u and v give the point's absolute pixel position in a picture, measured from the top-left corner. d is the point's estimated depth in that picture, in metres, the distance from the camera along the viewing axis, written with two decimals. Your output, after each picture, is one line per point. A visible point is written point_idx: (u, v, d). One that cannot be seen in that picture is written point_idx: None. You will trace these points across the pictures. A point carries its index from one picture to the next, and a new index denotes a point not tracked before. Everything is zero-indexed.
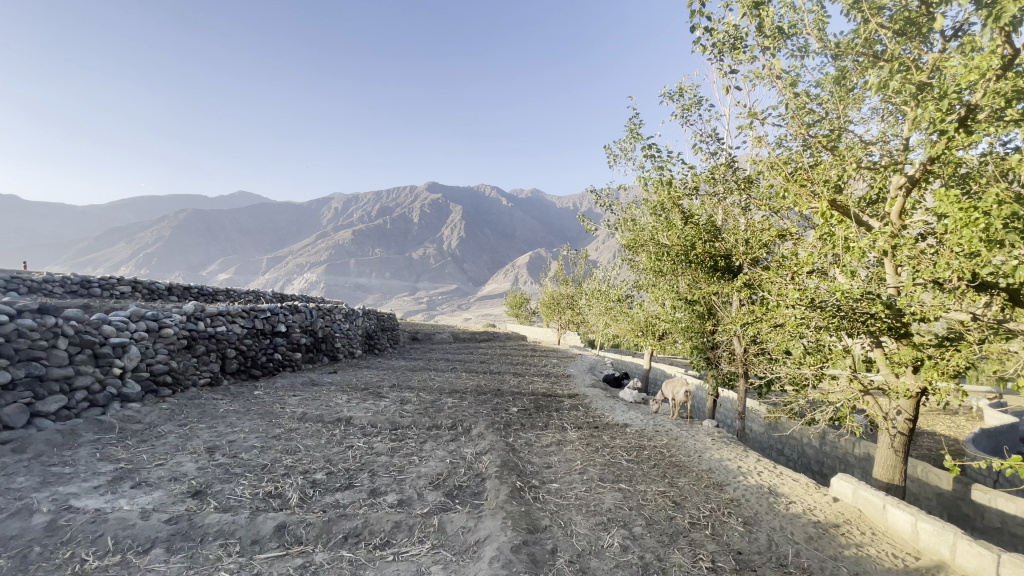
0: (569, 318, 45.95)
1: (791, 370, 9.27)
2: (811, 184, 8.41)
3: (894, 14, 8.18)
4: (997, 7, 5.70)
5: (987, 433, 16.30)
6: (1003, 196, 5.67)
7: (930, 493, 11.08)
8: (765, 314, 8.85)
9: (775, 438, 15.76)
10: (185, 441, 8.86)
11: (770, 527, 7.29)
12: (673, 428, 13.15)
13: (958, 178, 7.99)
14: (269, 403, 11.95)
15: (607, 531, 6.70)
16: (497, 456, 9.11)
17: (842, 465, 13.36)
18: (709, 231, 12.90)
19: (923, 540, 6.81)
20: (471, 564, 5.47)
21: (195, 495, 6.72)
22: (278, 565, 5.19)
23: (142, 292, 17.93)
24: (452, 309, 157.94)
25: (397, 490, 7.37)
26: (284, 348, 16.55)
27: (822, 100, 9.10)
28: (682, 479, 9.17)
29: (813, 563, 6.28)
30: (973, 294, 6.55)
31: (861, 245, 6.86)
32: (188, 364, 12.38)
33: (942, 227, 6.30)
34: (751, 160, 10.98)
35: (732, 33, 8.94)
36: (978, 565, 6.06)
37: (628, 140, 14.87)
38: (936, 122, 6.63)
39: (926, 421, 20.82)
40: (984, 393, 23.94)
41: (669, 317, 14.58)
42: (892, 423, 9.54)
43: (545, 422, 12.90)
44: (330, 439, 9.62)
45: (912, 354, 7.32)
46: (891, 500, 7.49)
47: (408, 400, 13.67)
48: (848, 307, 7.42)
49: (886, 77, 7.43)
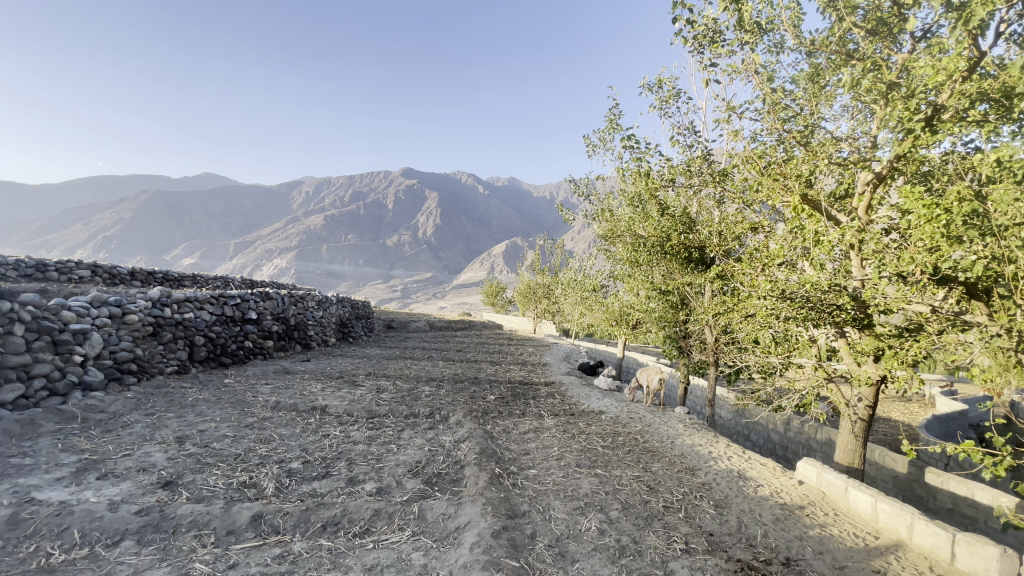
0: (545, 307, 46.34)
1: (759, 359, 9.54)
2: (783, 178, 8.67)
3: (867, 14, 8.43)
4: (967, 10, 5.92)
5: (939, 419, 17.24)
6: (965, 193, 5.92)
7: (887, 476, 11.72)
8: (736, 304, 9.11)
9: (743, 424, 16.34)
10: (153, 430, 8.59)
11: (739, 510, 7.57)
12: (646, 415, 13.44)
13: (922, 176, 8.31)
14: (240, 392, 11.66)
15: (584, 515, 6.83)
16: (476, 444, 9.16)
17: (806, 451, 13.92)
18: (684, 223, 13.10)
19: (882, 520, 7.20)
20: (452, 550, 5.50)
21: (165, 486, 6.54)
22: (255, 556, 5.10)
23: (104, 277, 17.16)
24: (428, 297, 156.71)
25: (376, 478, 7.33)
26: (255, 335, 16.14)
27: (796, 96, 9.31)
28: (656, 464, 9.40)
29: (779, 543, 6.56)
30: (934, 288, 6.82)
31: (830, 238, 7.10)
32: (153, 352, 11.95)
33: (906, 223, 6.58)
34: (727, 154, 11.18)
35: (712, 27, 9.06)
36: (934, 544, 6.45)
37: (606, 130, 14.97)
38: (904, 121, 6.85)
39: (882, 409, 21.87)
40: (937, 381, 25.27)
41: (644, 307, 14.85)
42: (853, 410, 9.97)
43: (523, 409, 12.99)
44: (305, 427, 9.46)
45: (873, 344, 7.65)
46: (853, 482, 7.87)
47: (385, 388, 13.57)
48: (817, 298, 7.69)
49: (857, 76, 7.63)
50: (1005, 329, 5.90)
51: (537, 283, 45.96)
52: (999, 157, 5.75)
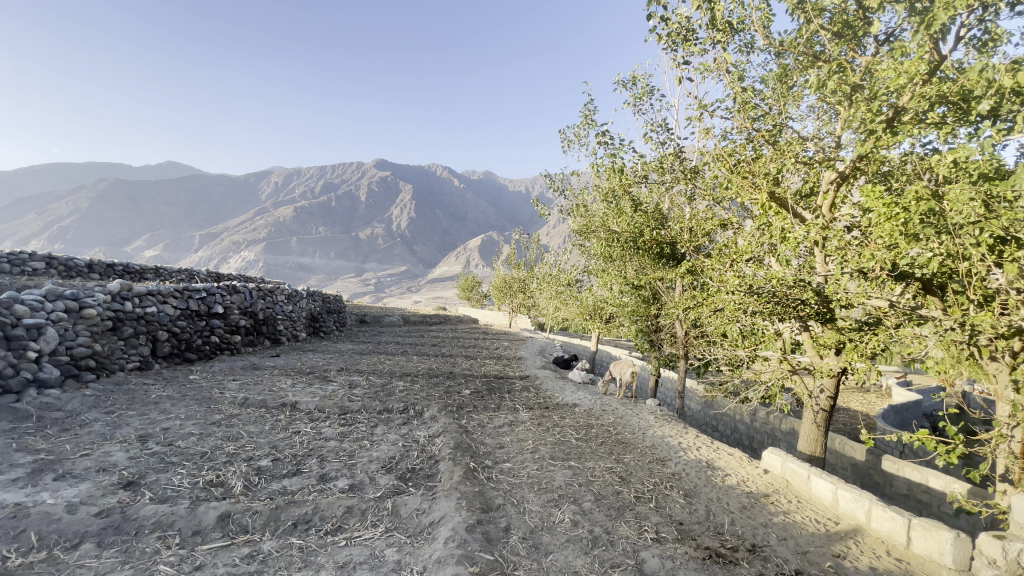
0: (520, 301, 46.56)
1: (727, 352, 9.75)
2: (752, 177, 8.94)
3: (833, 17, 8.65)
4: (929, 14, 6.15)
5: (896, 409, 18.07)
6: (921, 193, 6.21)
7: (846, 463, 12.23)
8: (706, 299, 9.31)
9: (711, 415, 16.78)
10: (113, 429, 8.24)
11: (708, 499, 7.79)
12: (619, 407, 13.66)
13: (882, 175, 8.59)
14: (206, 388, 11.33)
15: (558, 507, 6.91)
16: (451, 438, 9.13)
17: (771, 440, 14.39)
18: (656, 219, 13.30)
19: (842, 506, 7.53)
20: (426, 545, 5.49)
21: (127, 486, 6.30)
22: (223, 556, 4.98)
23: (59, 269, 16.34)
24: (402, 292, 155.29)
25: (349, 474, 7.25)
26: (221, 330, 15.65)
27: (765, 95, 9.52)
28: (628, 456, 9.57)
29: (745, 531, 6.77)
30: (892, 283, 7.10)
31: (795, 235, 7.38)
32: (113, 348, 11.48)
33: (867, 220, 6.86)
34: (698, 151, 11.37)
35: (685, 25, 9.18)
36: (890, 529, 6.77)
37: (581, 126, 15.04)
38: (867, 122, 7.12)
39: (842, 400, 22.82)
40: (893, 373, 26.47)
41: (617, 301, 15.03)
42: (815, 401, 10.34)
43: (498, 403, 13.01)
44: (274, 424, 9.25)
45: (835, 337, 7.96)
46: (815, 470, 8.19)
47: (357, 384, 13.39)
48: (782, 293, 7.93)
49: (823, 77, 7.84)
50: (958, 323, 6.16)
51: (512, 278, 46.02)
52: (954, 158, 6.03)
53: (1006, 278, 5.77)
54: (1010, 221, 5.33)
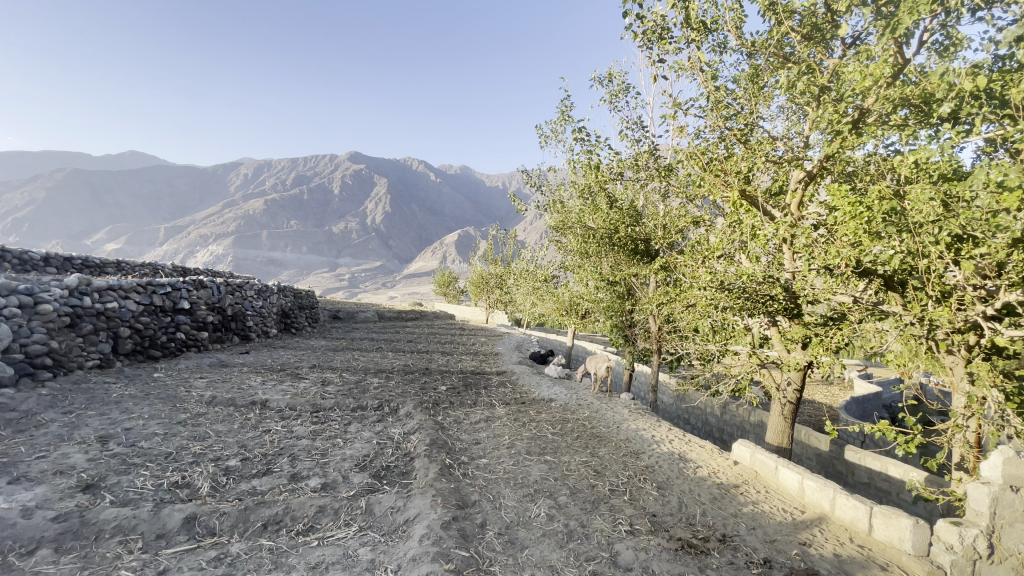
0: (497, 296, 46.62)
1: (698, 346, 9.93)
2: (724, 175, 9.13)
3: (803, 19, 8.83)
4: (894, 19, 6.34)
5: (857, 401, 18.78)
6: (885, 192, 6.43)
7: (811, 454, 12.63)
8: (678, 294, 9.46)
9: (683, 408, 17.13)
10: (71, 430, 7.89)
11: (680, 491, 7.94)
12: (594, 401, 13.79)
13: (847, 175, 8.87)
14: (172, 387, 10.95)
15: (534, 502, 6.94)
16: (426, 435, 9.06)
17: (740, 432, 14.76)
18: (631, 216, 13.43)
19: (807, 496, 7.78)
20: (401, 543, 5.43)
21: (87, 489, 6.03)
22: (188, 559, 4.82)
23: (13, 262, 15.52)
24: (378, 287, 153.66)
25: (321, 473, 7.11)
26: (187, 326, 15.14)
27: (737, 95, 9.66)
28: (602, 449, 9.68)
29: (716, 521, 6.94)
30: (856, 280, 7.32)
31: (765, 233, 7.59)
32: (71, 345, 10.98)
33: (833, 219, 7.08)
34: (672, 149, 11.48)
35: (660, 23, 9.25)
36: (853, 516, 7.03)
37: (558, 122, 15.08)
38: (834, 123, 7.34)
39: (808, 392, 23.62)
40: (856, 366, 27.46)
41: (592, 297, 15.12)
42: (782, 394, 10.64)
43: (474, 399, 12.97)
44: (243, 423, 9.00)
45: (802, 332, 8.19)
46: (782, 461, 8.44)
47: (330, 381, 13.15)
48: (752, 289, 8.11)
49: (793, 78, 8.03)
50: (917, 318, 6.40)
51: (489, 274, 46.00)
52: (915, 159, 6.25)
53: (962, 275, 6.03)
54: (967, 220, 5.56)
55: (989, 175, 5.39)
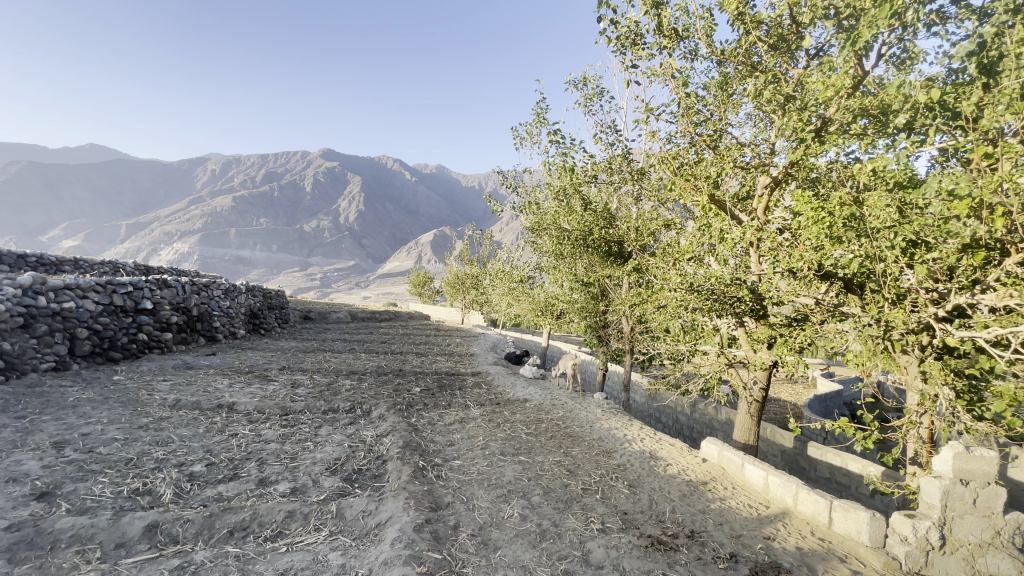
0: (473, 297, 46.55)
1: (669, 347, 10.07)
2: (694, 179, 9.29)
3: (770, 30, 9.08)
4: (855, 33, 6.63)
5: (820, 399, 19.46)
6: (844, 198, 6.64)
7: (777, 450, 13.00)
8: (650, 295, 9.58)
9: (655, 407, 17.43)
10: (25, 436, 7.53)
11: (651, 488, 8.08)
12: (568, 401, 13.91)
13: (811, 181, 9.18)
14: (134, 390, 10.56)
15: (507, 502, 6.96)
16: (399, 437, 8.98)
17: (709, 430, 15.09)
18: (605, 218, 13.62)
19: (772, 491, 8.04)
20: (372, 547, 5.37)
21: (41, 498, 5.77)
22: (150, 568, 4.67)
23: None
24: (351, 287, 151.32)
25: (290, 478, 6.96)
26: (150, 327, 14.61)
27: (707, 102, 9.88)
28: (575, 449, 9.77)
29: (685, 518, 7.10)
30: (818, 283, 7.55)
31: (732, 236, 7.78)
32: (24, 347, 10.47)
33: (797, 224, 7.22)
34: (644, 154, 11.67)
35: (634, 29, 9.36)
36: (814, 510, 7.30)
37: (534, 124, 15.13)
38: (799, 131, 7.63)
39: (773, 391, 24.37)
40: (819, 365, 28.34)
41: (567, 298, 15.25)
42: (749, 393, 10.90)
43: (448, 400, 12.91)
44: (208, 427, 8.74)
45: (768, 332, 8.45)
46: (748, 458, 8.69)
47: (301, 383, 12.90)
48: (720, 290, 8.35)
49: (760, 86, 8.28)
50: (875, 319, 6.67)
51: (464, 274, 45.85)
52: (873, 167, 6.54)
53: (916, 279, 6.31)
54: (921, 227, 5.88)
55: (942, 183, 5.66)
